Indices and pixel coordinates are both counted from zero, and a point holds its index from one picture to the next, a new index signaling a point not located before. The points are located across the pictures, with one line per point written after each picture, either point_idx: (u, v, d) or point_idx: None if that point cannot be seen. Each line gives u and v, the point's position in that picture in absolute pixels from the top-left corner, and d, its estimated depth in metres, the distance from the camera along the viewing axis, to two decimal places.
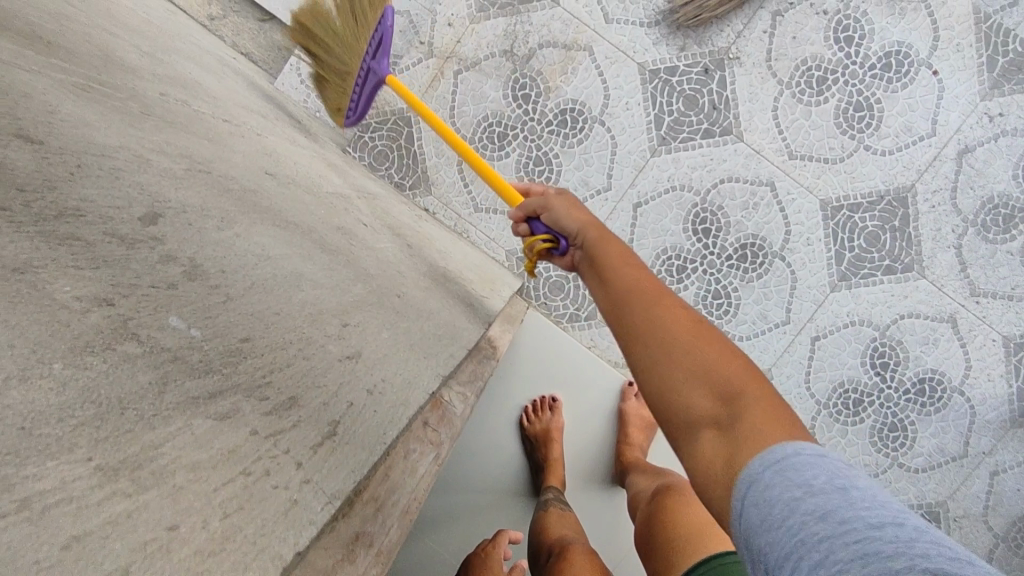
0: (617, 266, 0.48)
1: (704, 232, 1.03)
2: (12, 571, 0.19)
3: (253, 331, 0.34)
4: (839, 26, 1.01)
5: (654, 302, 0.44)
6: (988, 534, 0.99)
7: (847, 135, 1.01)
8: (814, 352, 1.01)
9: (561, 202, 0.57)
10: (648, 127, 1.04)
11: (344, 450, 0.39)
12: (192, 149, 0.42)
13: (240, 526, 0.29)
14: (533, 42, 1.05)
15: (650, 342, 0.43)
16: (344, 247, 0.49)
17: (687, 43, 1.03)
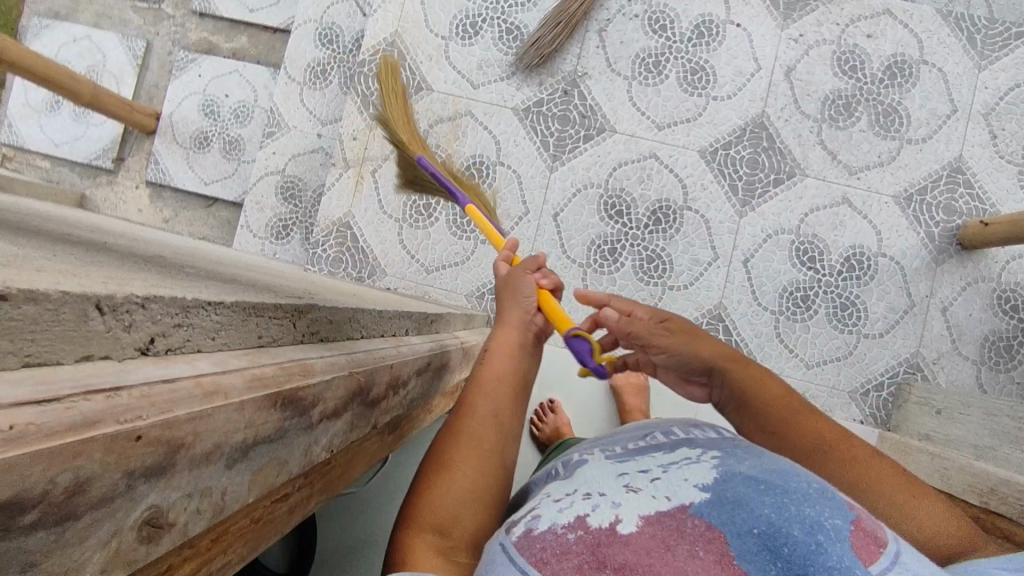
0: (750, 373, 0.63)
1: (620, 214, 1.18)
2: (126, 265, 0.35)
3: (241, 272, 0.51)
4: (652, 20, 1.23)
5: (798, 411, 0.60)
6: (967, 362, 1.11)
7: (697, 95, 1.20)
8: (753, 273, 1.15)
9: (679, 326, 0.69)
10: (540, 151, 1.22)
11: (332, 292, 0.55)
12: (174, 249, 0.60)
13: (258, 283, 0.45)
14: (424, 126, 1.24)
15: (823, 441, 0.57)
16: (297, 279, 0.66)
17: (543, 78, 1.24)
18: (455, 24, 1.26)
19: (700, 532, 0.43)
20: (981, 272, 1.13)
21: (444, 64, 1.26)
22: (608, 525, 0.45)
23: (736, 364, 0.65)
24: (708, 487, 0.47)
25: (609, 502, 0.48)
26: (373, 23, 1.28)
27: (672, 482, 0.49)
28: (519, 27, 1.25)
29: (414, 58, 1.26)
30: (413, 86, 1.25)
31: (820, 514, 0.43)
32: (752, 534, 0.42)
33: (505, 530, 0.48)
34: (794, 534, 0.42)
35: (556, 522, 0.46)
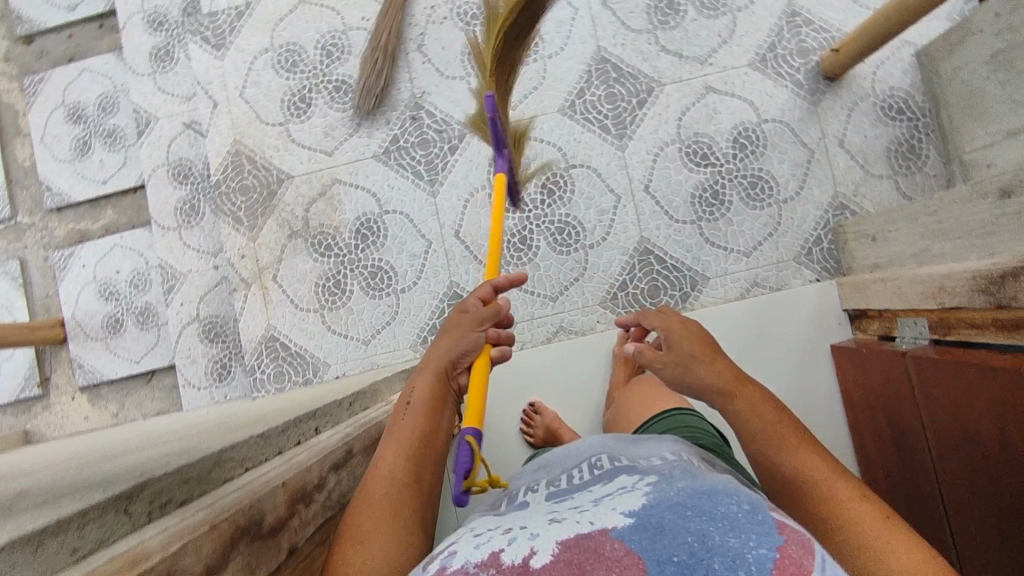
0: (747, 392, 0.74)
1: (517, 203, 1.18)
2: None
3: (99, 466, 0.52)
4: (463, 11, 1.21)
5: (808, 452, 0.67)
6: (880, 176, 1.21)
7: (532, 61, 1.21)
8: (659, 195, 1.19)
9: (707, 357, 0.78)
10: (419, 184, 1.19)
11: (198, 451, 0.56)
12: (59, 461, 0.60)
13: (101, 480, 0.47)
14: (298, 211, 1.19)
15: (807, 471, 0.65)
16: (184, 442, 0.67)
17: (388, 115, 1.20)
18: (285, 105, 1.21)
19: (618, 557, 0.46)
20: (855, 96, 1.23)
21: (291, 148, 1.20)
22: (524, 559, 0.49)
23: (734, 385, 0.75)
24: (635, 512, 0.51)
25: (530, 535, 0.53)
26: (211, 142, 1.21)
27: (604, 512, 0.53)
28: (346, 79, 1.21)
29: (264, 155, 1.20)
30: (273, 182, 1.20)
31: (745, 544, 0.45)
32: (673, 560, 0.45)
33: (422, 563, 0.54)
34: (714, 567, 0.44)
35: (468, 560, 0.51)
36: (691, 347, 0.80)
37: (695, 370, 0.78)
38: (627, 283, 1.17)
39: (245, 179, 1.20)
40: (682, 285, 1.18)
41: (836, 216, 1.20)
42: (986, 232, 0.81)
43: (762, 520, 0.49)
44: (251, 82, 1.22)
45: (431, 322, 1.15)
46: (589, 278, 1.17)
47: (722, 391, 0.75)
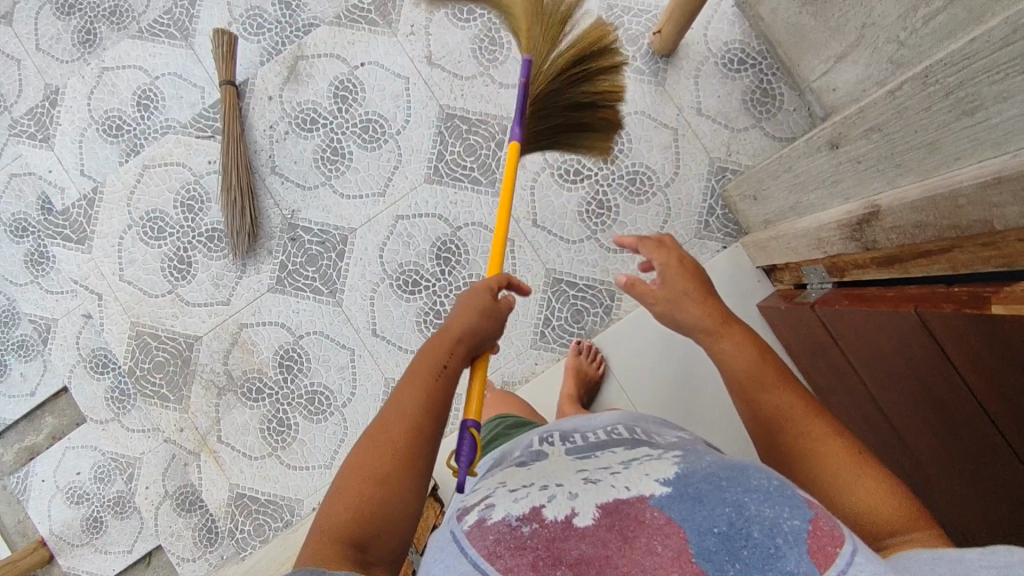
0: (725, 338, 0.69)
1: (419, 282, 1.20)
2: None
3: None
4: (302, 118, 1.22)
5: (785, 394, 0.64)
6: (745, 130, 1.24)
7: (383, 143, 1.22)
8: (548, 224, 1.22)
9: (687, 290, 0.72)
10: (321, 300, 1.20)
11: None
12: None
13: None
14: (218, 366, 1.19)
15: (776, 411, 0.64)
16: None
17: (268, 245, 1.20)
18: (166, 272, 1.20)
19: (659, 525, 0.45)
20: (695, 65, 1.25)
21: (186, 309, 1.19)
22: (565, 516, 0.48)
23: (712, 335, 0.70)
24: (671, 483, 0.50)
25: (567, 493, 0.51)
26: (110, 334, 1.21)
27: (635, 473, 0.52)
28: (215, 226, 1.20)
29: (164, 327, 1.19)
30: (183, 348, 1.19)
31: (781, 514, 0.44)
32: (712, 531, 0.43)
33: (459, 517, 0.53)
34: (753, 535, 0.43)
35: (511, 512, 0.50)
36: (686, 284, 0.73)
37: (683, 310, 0.72)
38: (553, 313, 1.21)
39: (154, 357, 1.20)
40: (601, 301, 1.21)
41: (717, 182, 1.23)
42: (836, 179, 0.83)
43: (796, 497, 0.47)
44: (127, 262, 1.21)
45: None
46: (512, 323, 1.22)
47: (703, 333, 0.70)
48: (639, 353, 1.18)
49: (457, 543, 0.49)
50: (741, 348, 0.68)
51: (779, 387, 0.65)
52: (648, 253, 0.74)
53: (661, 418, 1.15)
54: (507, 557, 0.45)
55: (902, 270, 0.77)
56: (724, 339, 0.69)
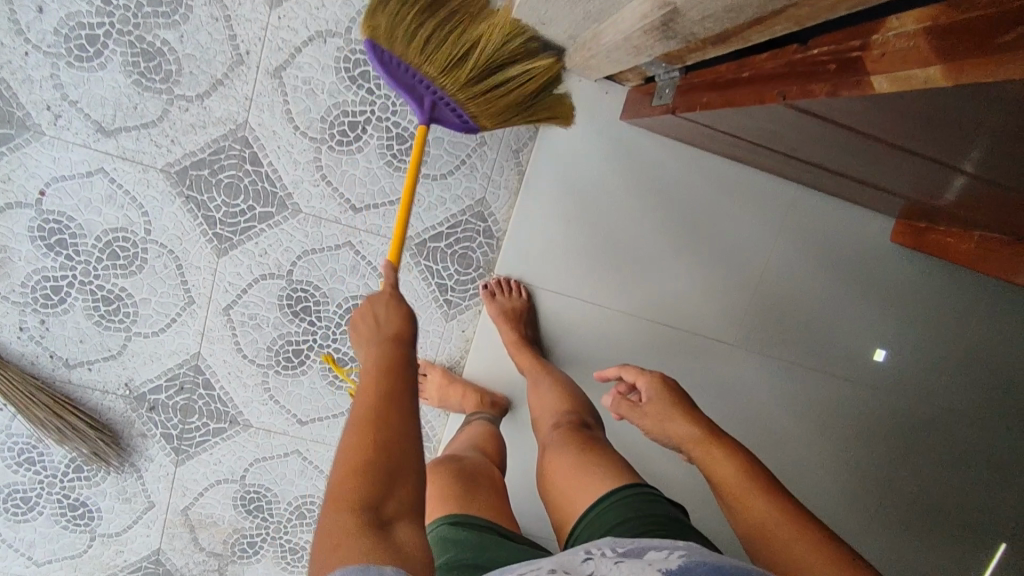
0: (715, 453, 0.66)
1: (300, 349, 1.03)
2: None
3: None
4: (38, 298, 0.95)
5: (766, 500, 0.62)
6: None
7: (144, 254, 0.97)
8: (368, 200, 1.00)
9: (678, 405, 0.72)
10: (229, 434, 1.04)
11: None
12: None
13: None
14: (200, 555, 1.08)
15: (762, 521, 0.61)
16: None
17: (136, 431, 1.02)
18: (70, 528, 1.03)
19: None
20: None
21: (124, 538, 1.05)
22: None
23: (705, 446, 0.68)
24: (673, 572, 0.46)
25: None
26: None
27: (637, 564, 0.49)
28: (72, 460, 1.01)
29: (120, 566, 1.06)
30: (155, 569, 1.07)
31: None
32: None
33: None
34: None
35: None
36: (679, 403, 0.72)
37: (672, 427, 0.71)
38: (439, 273, 1.04)
39: None
40: (478, 228, 1.04)
41: None
42: None
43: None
44: (26, 548, 1.03)
45: None
46: (416, 317, 1.04)
47: (694, 447, 0.68)
48: (532, 235, 1.04)
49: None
50: (723, 459, 0.66)
51: (757, 493, 0.63)
52: (635, 375, 0.76)
53: (592, 272, 1.06)
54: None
55: (741, 41, 0.60)
56: (715, 445, 0.67)
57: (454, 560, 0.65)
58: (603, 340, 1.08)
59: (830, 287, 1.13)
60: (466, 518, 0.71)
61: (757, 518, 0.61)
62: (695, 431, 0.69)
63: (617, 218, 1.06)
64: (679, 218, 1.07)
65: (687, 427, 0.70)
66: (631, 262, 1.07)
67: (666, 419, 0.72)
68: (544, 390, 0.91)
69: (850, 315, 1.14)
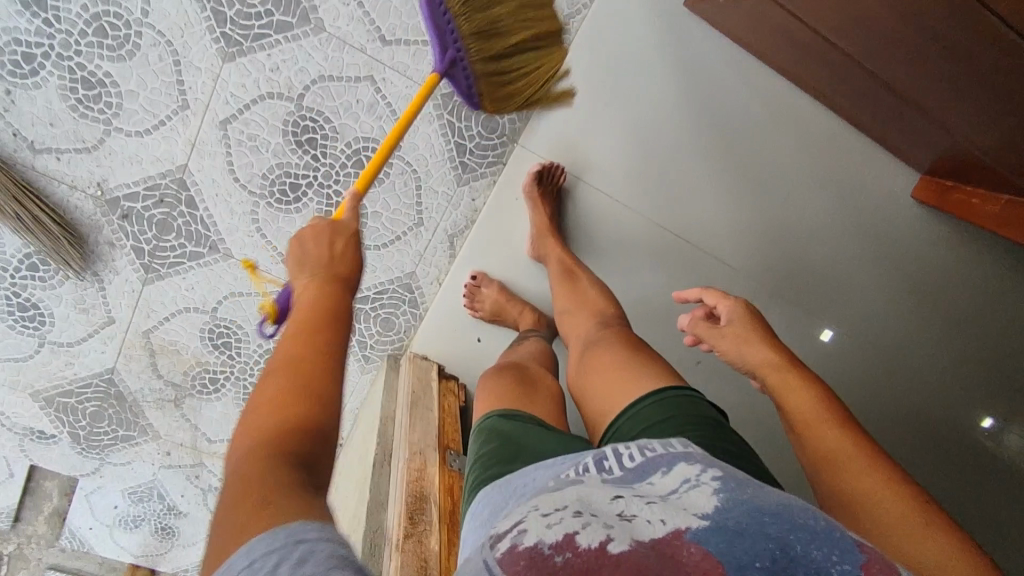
0: (791, 380, 0.63)
1: (298, 183, 0.95)
2: None
3: None
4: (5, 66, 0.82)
5: (839, 433, 0.58)
6: None
7: (137, 39, 0.84)
8: (400, 34, 0.91)
9: (751, 334, 0.67)
10: (207, 261, 0.97)
11: None
12: None
13: None
14: (157, 381, 1.03)
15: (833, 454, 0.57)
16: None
17: (103, 238, 0.93)
18: (17, 329, 0.95)
19: (696, 562, 0.39)
20: None
21: (76, 351, 0.98)
22: (600, 543, 0.40)
23: (782, 374, 0.63)
24: (710, 516, 0.43)
25: (604, 521, 0.43)
26: (19, 415, 1.03)
27: (668, 505, 0.45)
28: (26, 256, 0.91)
29: (67, 379, 1.00)
30: (106, 386, 1.02)
31: (831, 558, 0.40)
32: (756, 566, 0.38)
33: (488, 542, 0.42)
34: (805, 575, 0.38)
35: (543, 536, 0.40)
36: (761, 331, 0.67)
37: (746, 351, 0.67)
38: (460, 133, 0.97)
39: (86, 409, 1.03)
40: None
41: None
42: None
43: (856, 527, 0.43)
44: None
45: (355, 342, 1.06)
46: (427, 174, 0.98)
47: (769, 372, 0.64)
48: (568, 112, 0.99)
49: (489, 569, 0.39)
50: (798, 389, 0.62)
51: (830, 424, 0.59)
52: (716, 297, 0.71)
53: (620, 170, 1.02)
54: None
55: None
56: (792, 374, 0.63)
57: (507, 449, 0.64)
58: (616, 240, 1.05)
59: (846, 233, 1.11)
60: (513, 414, 0.71)
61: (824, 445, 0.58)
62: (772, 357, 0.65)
63: (659, 118, 1.01)
64: (718, 136, 1.03)
65: (760, 353, 0.66)
66: (661, 171, 1.03)
67: (737, 342, 0.68)
68: (586, 286, 0.88)
69: (865, 269, 1.12)
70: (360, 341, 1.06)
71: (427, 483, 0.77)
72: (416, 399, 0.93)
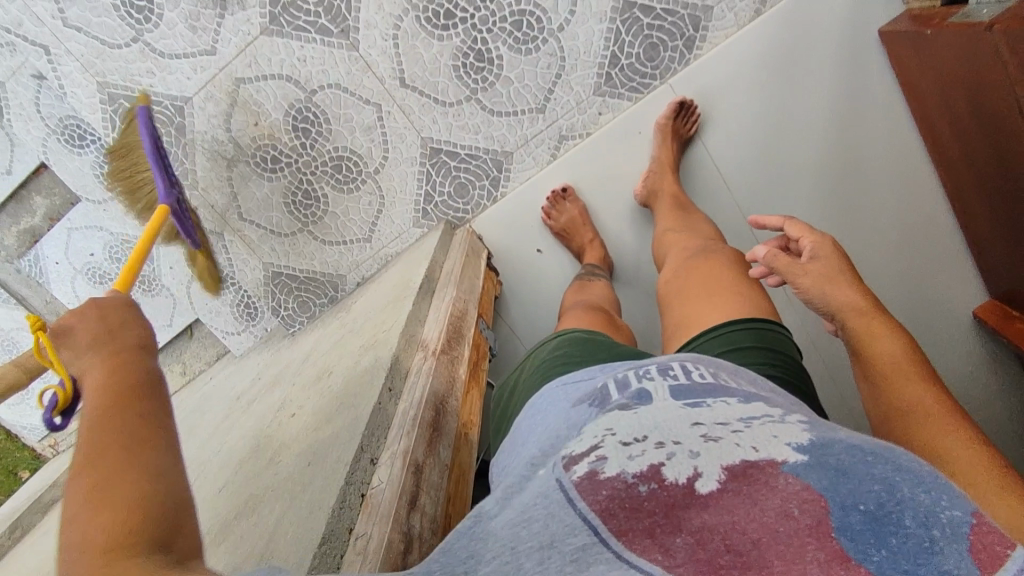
0: (875, 326, 0.58)
1: (454, 13, 0.93)
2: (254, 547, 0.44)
3: (265, 483, 0.54)
4: None
5: (922, 386, 0.53)
6: None
7: None
8: None
9: (837, 274, 0.61)
10: (331, 41, 0.94)
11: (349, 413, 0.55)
12: None
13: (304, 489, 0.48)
14: (221, 132, 0.99)
15: (912, 403, 0.52)
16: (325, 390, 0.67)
17: None
18: (121, 12, 0.92)
19: (793, 493, 0.30)
20: None
21: (164, 64, 0.95)
22: (688, 480, 0.33)
23: (865, 320, 0.59)
24: (807, 449, 0.33)
25: (688, 449, 0.35)
26: (73, 98, 0.97)
27: (757, 431, 0.35)
28: None
29: (140, 87, 0.96)
30: (172, 114, 0.98)
31: (937, 502, 0.29)
32: (858, 508, 0.29)
33: (561, 463, 0.36)
34: (906, 523, 0.28)
35: (625, 463, 0.34)
36: (850, 273, 0.62)
37: (831, 291, 0.61)
38: (623, 45, 0.97)
39: (140, 127, 0.99)
40: (683, 31, 0.97)
41: None
42: None
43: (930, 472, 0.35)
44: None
45: (423, 192, 1.03)
46: (572, 68, 0.97)
47: (850, 316, 0.59)
48: (723, 78, 0.99)
49: (561, 491, 0.34)
50: (881, 337, 0.57)
51: (913, 376, 0.54)
52: (801, 230, 0.65)
53: (740, 158, 1.03)
54: (623, 518, 0.32)
55: None
56: (880, 323, 0.58)
57: (557, 356, 0.60)
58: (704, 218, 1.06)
59: None
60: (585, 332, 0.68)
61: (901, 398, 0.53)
62: (859, 301, 0.60)
63: (802, 112, 0.99)
64: (842, 174, 1.02)
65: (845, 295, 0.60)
66: (773, 178, 1.02)
67: (812, 271, 0.62)
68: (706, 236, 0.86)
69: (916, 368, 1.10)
70: (428, 195, 1.04)
71: (465, 328, 0.75)
72: (467, 262, 0.91)
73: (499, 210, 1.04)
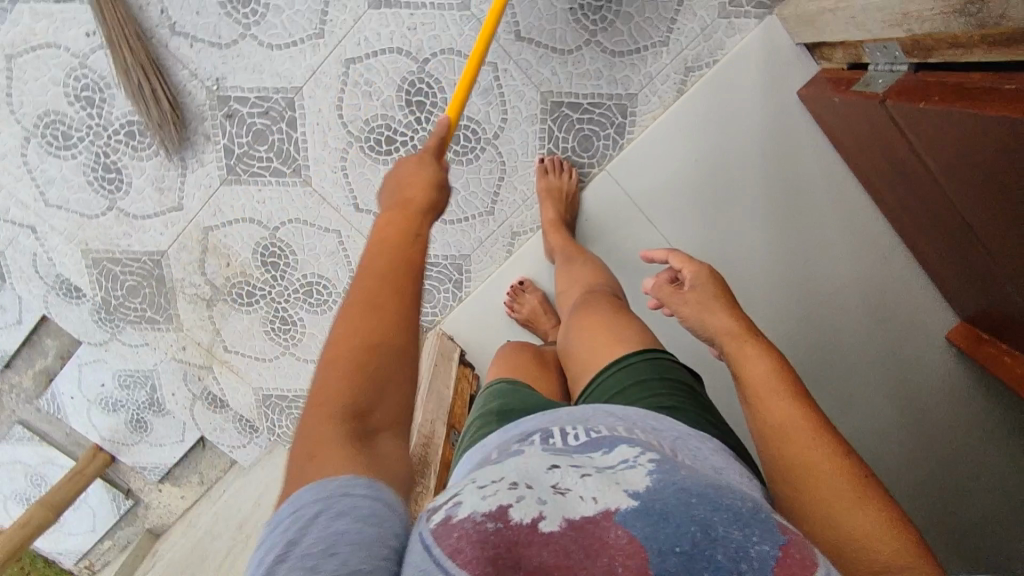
0: (748, 348, 0.62)
1: (394, 138, 0.99)
2: None
3: None
4: None
5: (790, 406, 0.57)
6: None
7: None
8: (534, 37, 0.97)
9: (715, 302, 0.67)
10: (286, 181, 1.01)
11: None
12: None
13: None
14: (198, 276, 1.06)
15: (782, 424, 0.56)
16: None
17: (202, 127, 0.99)
18: (94, 185, 1.01)
19: (621, 545, 0.37)
20: None
21: (138, 224, 1.03)
22: (532, 520, 0.38)
23: (738, 342, 0.63)
24: (640, 495, 0.40)
25: (537, 496, 0.40)
26: (62, 267, 1.06)
27: (602, 480, 0.42)
28: (128, 122, 0.98)
29: (120, 248, 1.04)
30: (152, 266, 1.06)
31: (750, 538, 0.38)
32: (675, 551, 0.36)
33: (422, 514, 0.41)
34: (718, 558, 0.36)
35: (476, 505, 0.39)
36: (724, 296, 0.67)
37: (708, 317, 0.66)
38: (558, 141, 1.01)
39: (124, 282, 1.07)
40: (613, 120, 1.01)
41: None
42: None
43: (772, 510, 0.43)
44: (43, 182, 1.01)
45: None
46: (513, 170, 1.02)
47: (728, 341, 0.64)
48: (654, 159, 1.01)
49: (419, 543, 0.38)
50: (754, 360, 0.61)
51: (780, 397, 0.58)
52: (681, 260, 0.71)
53: (690, 228, 1.02)
54: (470, 551, 0.35)
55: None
56: (756, 346, 0.62)
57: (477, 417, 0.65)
58: None
59: None
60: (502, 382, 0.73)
61: (773, 421, 0.57)
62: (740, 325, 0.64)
63: (737, 160, 1.00)
64: (794, 230, 1.01)
65: (721, 321, 0.65)
66: (722, 243, 1.02)
67: (693, 300, 0.68)
68: None
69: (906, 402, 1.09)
70: None
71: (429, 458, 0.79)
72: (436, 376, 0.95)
73: (467, 309, 1.09)
